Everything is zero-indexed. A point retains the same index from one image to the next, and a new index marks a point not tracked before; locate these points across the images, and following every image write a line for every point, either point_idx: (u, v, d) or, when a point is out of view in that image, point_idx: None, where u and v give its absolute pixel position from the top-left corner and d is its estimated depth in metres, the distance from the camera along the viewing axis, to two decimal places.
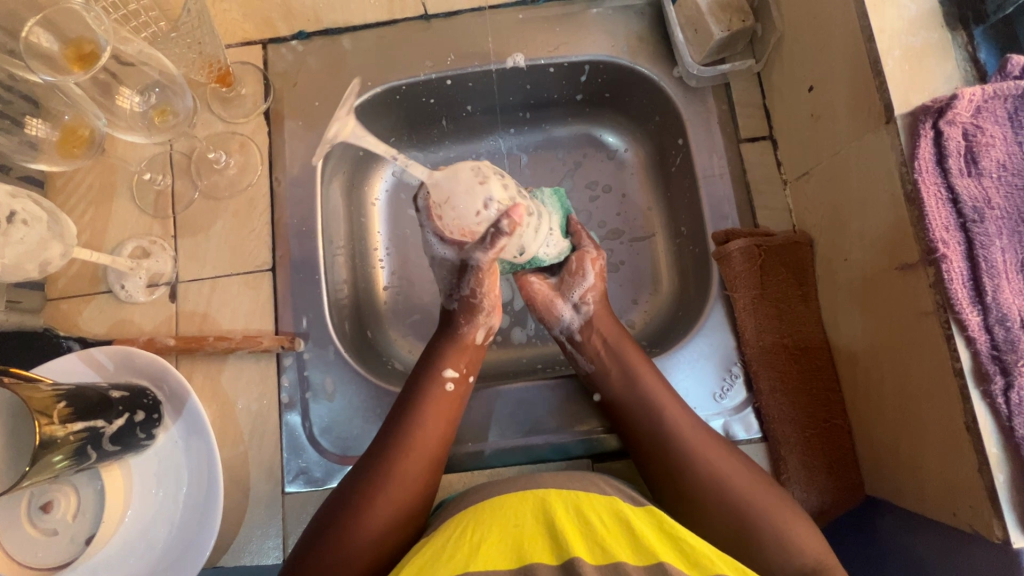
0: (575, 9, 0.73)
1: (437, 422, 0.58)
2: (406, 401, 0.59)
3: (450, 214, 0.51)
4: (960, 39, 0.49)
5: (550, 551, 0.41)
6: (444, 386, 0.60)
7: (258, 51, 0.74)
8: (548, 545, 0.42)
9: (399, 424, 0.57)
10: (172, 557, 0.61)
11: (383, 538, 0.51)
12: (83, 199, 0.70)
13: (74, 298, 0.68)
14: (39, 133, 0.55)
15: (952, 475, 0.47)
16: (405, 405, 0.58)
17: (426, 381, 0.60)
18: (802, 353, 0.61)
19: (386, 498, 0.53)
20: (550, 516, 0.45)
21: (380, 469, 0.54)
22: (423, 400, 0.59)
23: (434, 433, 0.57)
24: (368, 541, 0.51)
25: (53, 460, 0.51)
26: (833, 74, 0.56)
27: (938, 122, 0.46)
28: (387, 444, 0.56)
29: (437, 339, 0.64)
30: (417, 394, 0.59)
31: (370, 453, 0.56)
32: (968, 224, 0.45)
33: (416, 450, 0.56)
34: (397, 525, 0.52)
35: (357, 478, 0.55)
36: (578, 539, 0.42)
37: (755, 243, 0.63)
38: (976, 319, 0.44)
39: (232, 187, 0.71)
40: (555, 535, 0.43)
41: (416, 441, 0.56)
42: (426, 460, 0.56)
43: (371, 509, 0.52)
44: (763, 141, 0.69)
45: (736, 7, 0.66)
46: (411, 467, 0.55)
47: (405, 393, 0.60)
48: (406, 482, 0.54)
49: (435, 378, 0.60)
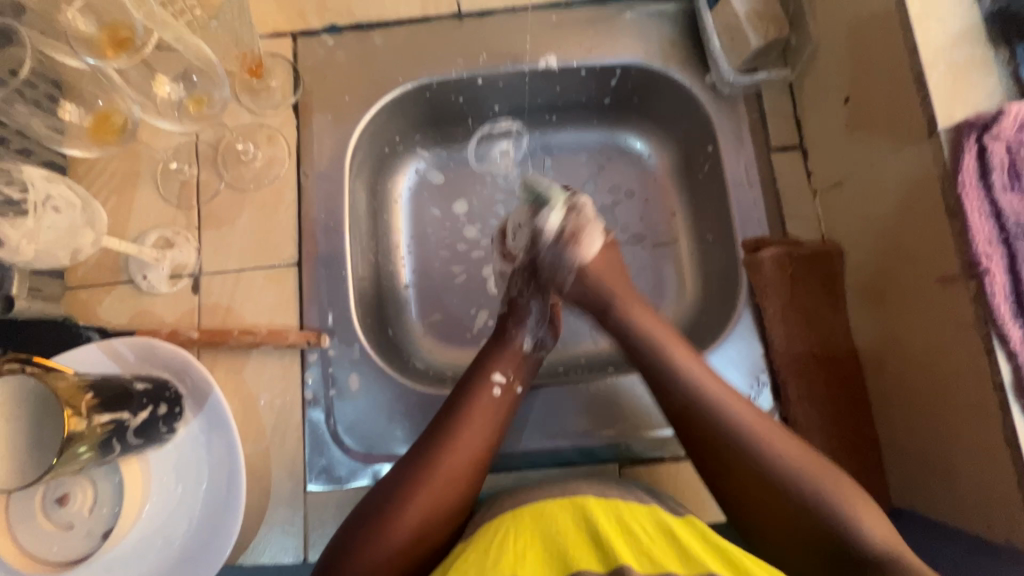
0: (609, 12, 0.73)
1: (479, 431, 0.57)
2: (456, 402, 0.58)
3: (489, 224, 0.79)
4: (1002, 56, 0.49)
5: (594, 554, 0.44)
6: (493, 390, 0.59)
7: (288, 43, 0.73)
8: (592, 550, 0.44)
9: (446, 424, 0.57)
10: (190, 555, 0.59)
11: (420, 538, 0.51)
12: (106, 186, 0.69)
13: (94, 287, 0.67)
14: (72, 118, 0.55)
15: (990, 488, 0.47)
16: (454, 409, 0.58)
17: (478, 383, 0.60)
18: (832, 362, 0.61)
19: (422, 500, 0.52)
20: (592, 520, 0.46)
21: (417, 472, 0.54)
22: (466, 406, 0.58)
23: (481, 438, 0.57)
24: (405, 539, 0.51)
25: (79, 451, 0.50)
26: (872, 86, 0.56)
27: (982, 137, 0.46)
28: (431, 444, 0.56)
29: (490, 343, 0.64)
30: (468, 397, 0.59)
31: (415, 450, 0.56)
32: (1010, 239, 0.46)
33: (461, 454, 0.55)
34: (435, 525, 0.52)
35: (393, 480, 0.54)
36: (625, 545, 0.44)
37: (786, 252, 0.63)
38: (1018, 333, 0.44)
39: (259, 180, 0.70)
40: (599, 540, 0.45)
41: (461, 445, 0.55)
42: (471, 464, 0.55)
43: (407, 511, 0.52)
44: (793, 150, 0.69)
45: (773, 16, 0.66)
46: (455, 470, 0.54)
47: (455, 394, 0.60)
48: (448, 484, 0.54)
49: (487, 381, 0.60)
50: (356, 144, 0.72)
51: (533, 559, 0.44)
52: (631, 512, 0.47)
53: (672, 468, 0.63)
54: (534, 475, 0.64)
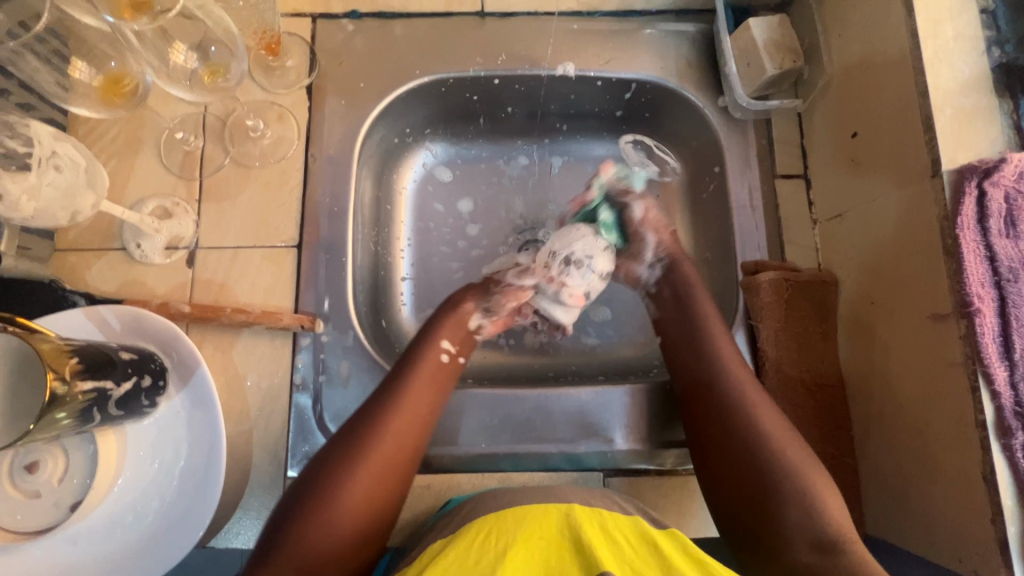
0: (630, 27, 0.74)
1: (432, 376, 0.59)
2: (399, 368, 0.59)
3: (494, 223, 0.79)
4: (1006, 106, 0.51)
5: (576, 564, 0.42)
6: (441, 359, 0.61)
7: (307, 24, 0.73)
8: (574, 559, 0.42)
9: (392, 381, 0.58)
10: (162, 534, 0.58)
11: (368, 508, 0.51)
12: (106, 150, 0.68)
13: (84, 252, 0.65)
14: (82, 76, 0.54)
15: (960, 520, 0.49)
16: (405, 357, 0.60)
17: (422, 350, 0.61)
18: (819, 389, 0.63)
19: (385, 438, 0.54)
20: (576, 532, 0.44)
21: (378, 412, 0.55)
22: (414, 355, 0.60)
23: (426, 401, 0.57)
24: (355, 510, 0.50)
25: (58, 418, 0.48)
26: (880, 123, 0.58)
27: (983, 182, 0.48)
28: (387, 387, 0.57)
29: (440, 312, 0.66)
30: (412, 362, 0.59)
31: (376, 393, 0.57)
32: (1002, 282, 0.48)
33: (419, 400, 0.57)
34: (383, 493, 0.52)
35: (354, 423, 0.55)
36: (606, 551, 0.43)
37: (785, 277, 0.64)
38: (1003, 374, 0.46)
39: (265, 158, 0.69)
40: (582, 549, 0.43)
41: (406, 410, 0.56)
42: (417, 427, 0.56)
43: (371, 450, 0.53)
44: (797, 178, 0.71)
45: (789, 47, 0.68)
46: (402, 437, 0.55)
47: (397, 363, 0.60)
48: (392, 448, 0.54)
49: (432, 349, 0.61)
50: (368, 132, 0.72)
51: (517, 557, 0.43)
52: (613, 522, 0.47)
53: (656, 481, 0.64)
54: (518, 477, 0.64)
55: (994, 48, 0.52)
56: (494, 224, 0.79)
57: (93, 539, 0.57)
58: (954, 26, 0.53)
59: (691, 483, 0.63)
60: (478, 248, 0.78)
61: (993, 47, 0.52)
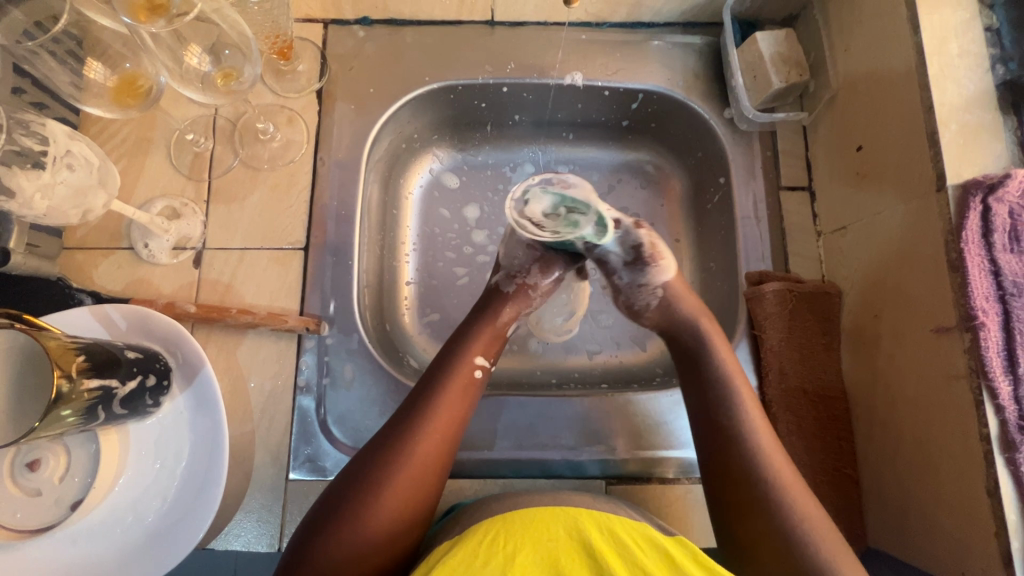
0: (638, 38, 0.74)
1: (466, 388, 0.57)
2: (431, 381, 0.56)
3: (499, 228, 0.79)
4: (1011, 122, 0.51)
5: (587, 567, 0.43)
6: (474, 370, 0.58)
7: (318, 29, 0.74)
8: (585, 561, 0.43)
9: (429, 389, 0.56)
10: (162, 535, 0.57)
11: (396, 526, 0.50)
12: (116, 150, 0.68)
13: (92, 250, 0.66)
14: (98, 77, 0.54)
15: (965, 536, 0.48)
16: (441, 365, 0.58)
17: (453, 362, 0.58)
18: (821, 400, 0.63)
19: (422, 450, 0.52)
20: (582, 533, 0.45)
21: (413, 421, 0.53)
22: (450, 363, 0.58)
23: (453, 416, 0.55)
24: (380, 529, 0.49)
25: (63, 415, 0.47)
26: (885, 137, 0.59)
27: (987, 197, 0.49)
28: (422, 395, 0.55)
29: (469, 319, 0.62)
30: (441, 376, 0.56)
31: (411, 400, 0.55)
32: (1007, 297, 0.48)
33: (455, 412, 0.55)
34: (409, 513, 0.50)
35: (390, 429, 0.53)
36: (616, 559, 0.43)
37: (788, 287, 0.65)
38: (1008, 389, 0.46)
39: (274, 160, 0.70)
40: (593, 555, 0.43)
41: (438, 426, 0.53)
42: (445, 444, 0.54)
43: (407, 460, 0.51)
44: (801, 191, 0.71)
45: (795, 61, 0.69)
46: (436, 449, 0.53)
47: (425, 376, 0.57)
48: (418, 466, 0.52)
49: (463, 361, 0.58)
50: (376, 137, 0.72)
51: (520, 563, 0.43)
52: (621, 523, 0.47)
53: (658, 489, 0.64)
54: (520, 484, 0.64)
55: (998, 65, 0.53)
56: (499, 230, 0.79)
57: (92, 539, 0.57)
58: (959, 43, 0.53)
59: (692, 492, 0.63)
60: (484, 254, 0.78)
61: (997, 65, 0.53)
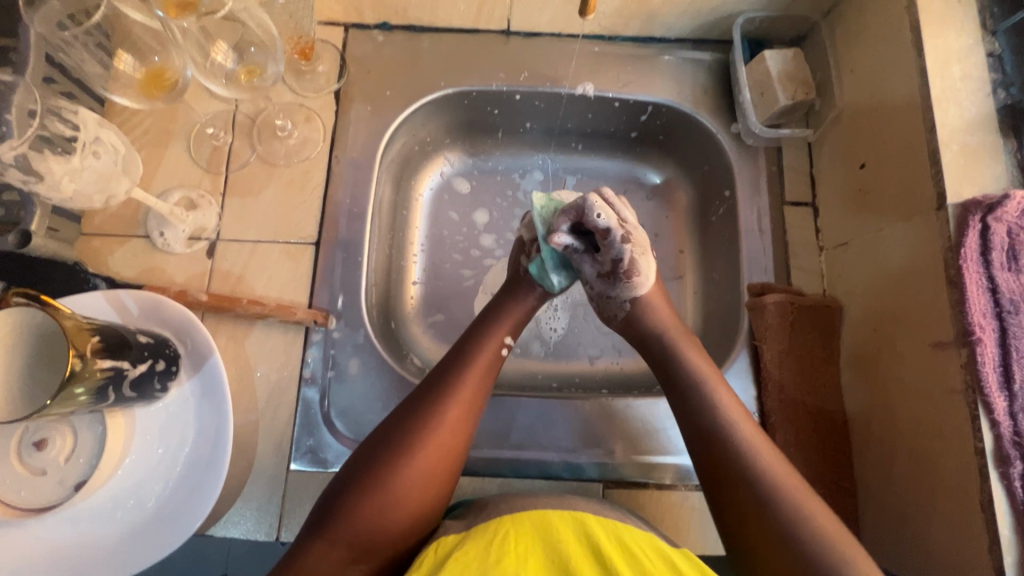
0: (650, 52, 0.76)
1: (490, 365, 0.58)
2: (457, 357, 0.58)
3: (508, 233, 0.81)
4: (1011, 145, 0.53)
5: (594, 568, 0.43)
6: (500, 349, 0.60)
7: (339, 32, 0.76)
8: (594, 564, 0.44)
9: (456, 364, 0.57)
10: (162, 520, 0.58)
11: (423, 495, 0.51)
12: (138, 141, 0.70)
13: (108, 237, 0.67)
14: (127, 68, 0.56)
15: (958, 548, 0.49)
16: (467, 342, 0.59)
17: (478, 343, 0.59)
18: (819, 413, 0.63)
19: (450, 421, 0.53)
20: (592, 538, 0.46)
21: (441, 394, 0.54)
22: (477, 341, 0.59)
23: (478, 395, 0.56)
24: (410, 498, 0.50)
25: (76, 393, 0.48)
26: (888, 156, 0.60)
27: (986, 216, 0.49)
28: (449, 369, 0.57)
29: (496, 301, 0.64)
30: (469, 351, 0.58)
31: (437, 374, 0.57)
32: (1004, 314, 0.48)
33: (479, 388, 0.57)
34: (436, 486, 0.52)
35: (416, 400, 0.55)
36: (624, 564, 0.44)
37: (789, 300, 0.66)
38: (1002, 404, 0.47)
39: (290, 157, 0.71)
40: (604, 562, 0.44)
41: (464, 400, 0.55)
42: (468, 422, 0.55)
43: (435, 430, 0.53)
44: (805, 206, 0.73)
45: (802, 79, 0.71)
46: (461, 422, 0.54)
47: (450, 355, 0.58)
48: (448, 440, 0.53)
49: (491, 340, 0.59)
50: (390, 138, 0.74)
51: (532, 565, 0.43)
52: (628, 531, 0.48)
53: (655, 495, 0.64)
54: (518, 483, 0.64)
55: (1000, 90, 0.54)
56: (509, 234, 0.81)
57: (94, 521, 0.58)
58: (962, 67, 0.55)
59: (690, 499, 0.63)
60: (492, 258, 0.80)
61: (999, 89, 0.54)
